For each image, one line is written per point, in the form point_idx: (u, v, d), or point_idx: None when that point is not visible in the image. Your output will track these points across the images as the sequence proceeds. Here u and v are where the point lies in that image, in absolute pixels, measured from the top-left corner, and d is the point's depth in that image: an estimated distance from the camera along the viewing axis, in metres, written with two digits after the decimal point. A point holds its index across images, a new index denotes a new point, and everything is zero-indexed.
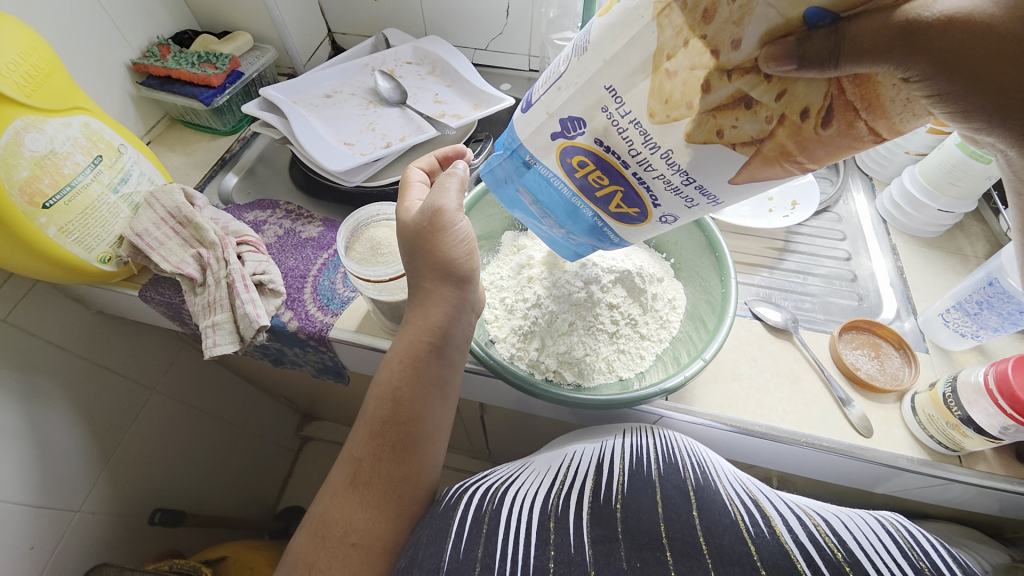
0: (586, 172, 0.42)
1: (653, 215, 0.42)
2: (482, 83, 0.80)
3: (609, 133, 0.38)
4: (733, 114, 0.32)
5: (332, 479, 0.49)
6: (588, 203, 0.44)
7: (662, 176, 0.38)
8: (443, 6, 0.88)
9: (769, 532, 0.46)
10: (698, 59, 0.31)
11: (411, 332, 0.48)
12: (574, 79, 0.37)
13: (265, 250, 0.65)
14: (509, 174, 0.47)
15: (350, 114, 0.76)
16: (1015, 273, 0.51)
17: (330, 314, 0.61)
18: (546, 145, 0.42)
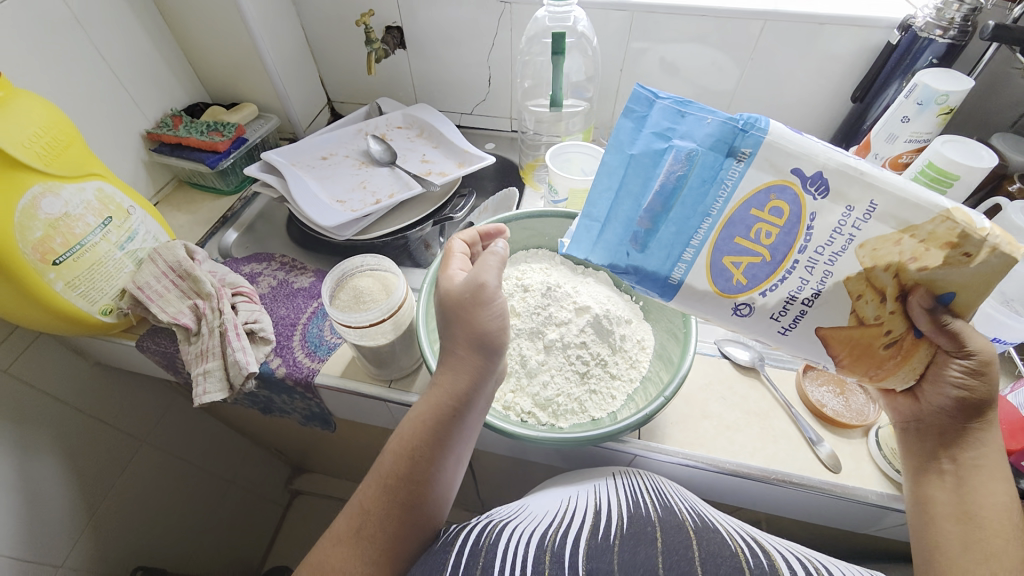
0: (764, 215, 0.41)
1: (738, 296, 0.44)
2: (465, 143, 0.87)
3: (828, 223, 0.40)
4: (868, 297, 0.40)
5: (336, 526, 0.49)
6: (711, 234, 0.43)
7: (806, 283, 0.42)
8: (432, 77, 0.97)
9: (768, 566, 0.48)
10: (901, 256, 0.38)
11: (448, 387, 0.48)
12: (875, 180, 0.37)
13: (258, 300, 0.69)
14: (689, 134, 0.41)
15: (343, 174, 0.82)
16: None
17: (317, 360, 0.64)
18: (775, 167, 0.39)
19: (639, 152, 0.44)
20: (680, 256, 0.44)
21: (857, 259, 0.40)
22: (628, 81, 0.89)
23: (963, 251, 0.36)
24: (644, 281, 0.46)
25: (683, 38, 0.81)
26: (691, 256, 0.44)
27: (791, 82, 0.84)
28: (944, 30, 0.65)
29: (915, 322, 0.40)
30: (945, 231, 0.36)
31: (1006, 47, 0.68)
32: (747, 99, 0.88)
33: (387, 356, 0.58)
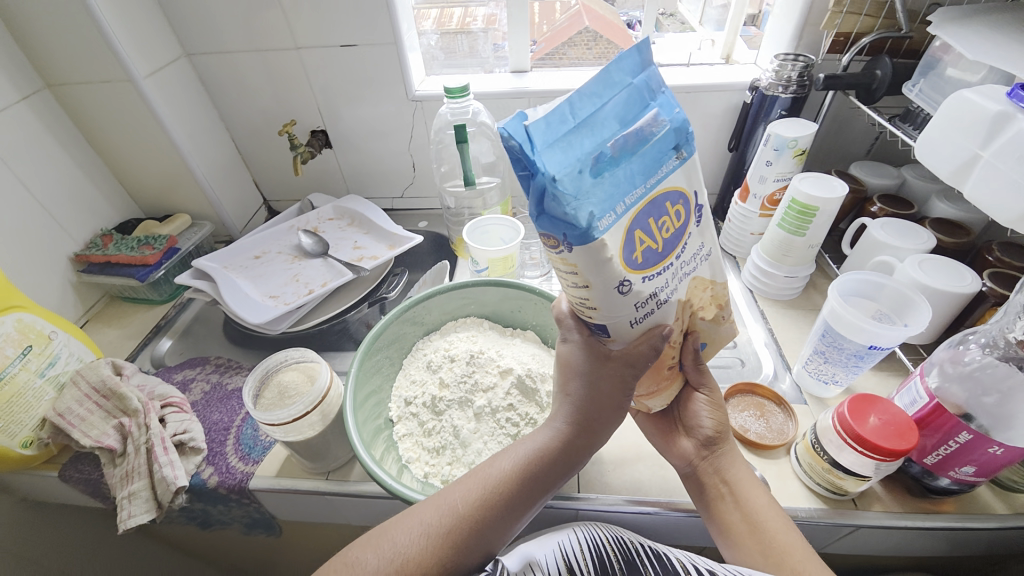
0: (673, 211, 0.39)
1: (632, 271, 0.37)
2: (393, 227, 0.92)
3: (690, 254, 0.42)
4: (679, 323, 0.45)
5: (423, 527, 0.44)
6: (639, 200, 0.36)
7: (662, 285, 0.40)
8: (359, 169, 1.05)
9: None
10: (700, 303, 0.46)
11: (596, 417, 0.48)
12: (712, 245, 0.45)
13: (190, 408, 0.69)
14: (658, 104, 0.37)
15: (276, 270, 0.85)
16: (837, 326, 0.58)
17: (251, 463, 0.63)
18: (690, 178, 0.39)
19: (627, 95, 0.36)
20: (607, 208, 0.34)
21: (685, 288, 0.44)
22: None
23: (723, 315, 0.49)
24: (555, 216, 0.33)
25: None
26: (613, 216, 0.35)
27: None
28: (787, 87, 0.77)
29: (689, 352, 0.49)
30: (721, 296, 0.47)
31: (840, 93, 0.79)
32: None
33: (319, 448, 0.58)
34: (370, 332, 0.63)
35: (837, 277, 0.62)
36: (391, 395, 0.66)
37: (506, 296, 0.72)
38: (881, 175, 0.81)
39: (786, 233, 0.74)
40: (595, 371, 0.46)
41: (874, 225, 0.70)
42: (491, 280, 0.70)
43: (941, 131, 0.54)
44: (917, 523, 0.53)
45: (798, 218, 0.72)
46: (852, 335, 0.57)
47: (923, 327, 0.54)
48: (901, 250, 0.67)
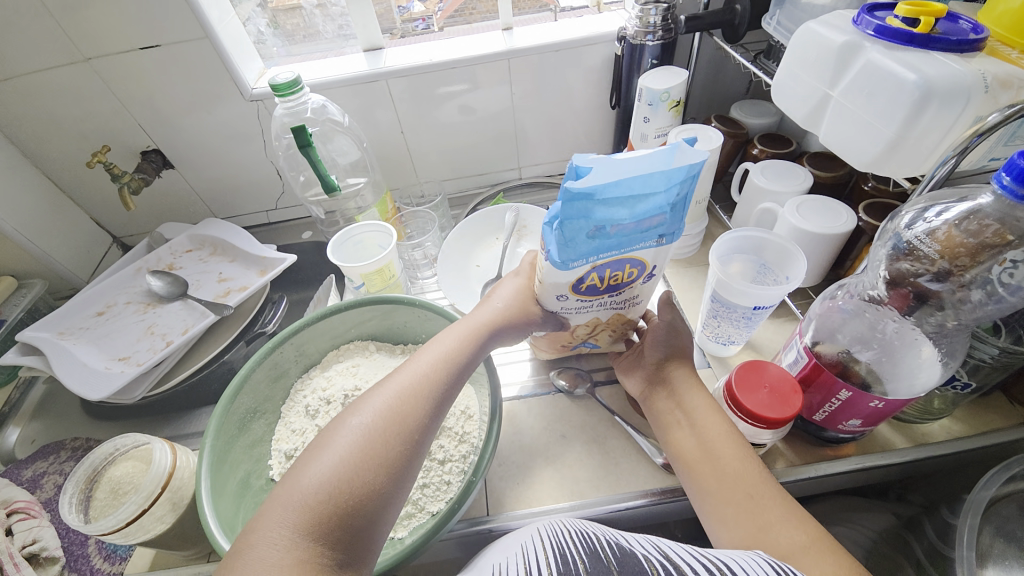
0: (626, 272, 0.50)
1: (569, 292, 0.50)
2: (262, 249, 0.81)
3: (625, 295, 0.54)
4: (584, 329, 0.58)
5: (392, 388, 0.47)
6: (612, 259, 0.47)
7: (573, 306, 0.53)
8: (216, 185, 0.91)
9: None
10: (614, 324, 0.58)
11: (509, 317, 0.55)
12: (647, 293, 0.55)
13: (41, 510, 0.58)
14: (672, 205, 0.44)
15: (125, 325, 0.73)
16: (723, 291, 0.56)
17: (119, 561, 0.56)
18: (658, 256, 0.49)
19: (666, 194, 0.43)
20: (580, 258, 0.46)
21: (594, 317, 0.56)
22: (415, 137, 0.89)
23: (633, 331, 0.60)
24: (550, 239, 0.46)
25: (448, 85, 0.83)
26: (581, 264, 0.47)
27: (555, 102, 0.88)
28: (653, 33, 0.71)
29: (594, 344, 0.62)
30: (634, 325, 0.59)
31: (706, 34, 0.75)
32: (528, 126, 0.91)
33: (186, 536, 0.50)
34: (228, 386, 0.55)
35: (719, 238, 0.59)
36: (271, 450, 0.59)
37: (387, 312, 0.65)
38: (760, 114, 0.79)
39: None
40: (513, 300, 0.57)
41: (754, 171, 0.68)
42: (364, 299, 0.63)
43: (793, 70, 0.50)
44: (820, 472, 0.52)
45: None
46: (737, 298, 0.55)
47: (802, 279, 0.53)
48: (780, 195, 0.65)
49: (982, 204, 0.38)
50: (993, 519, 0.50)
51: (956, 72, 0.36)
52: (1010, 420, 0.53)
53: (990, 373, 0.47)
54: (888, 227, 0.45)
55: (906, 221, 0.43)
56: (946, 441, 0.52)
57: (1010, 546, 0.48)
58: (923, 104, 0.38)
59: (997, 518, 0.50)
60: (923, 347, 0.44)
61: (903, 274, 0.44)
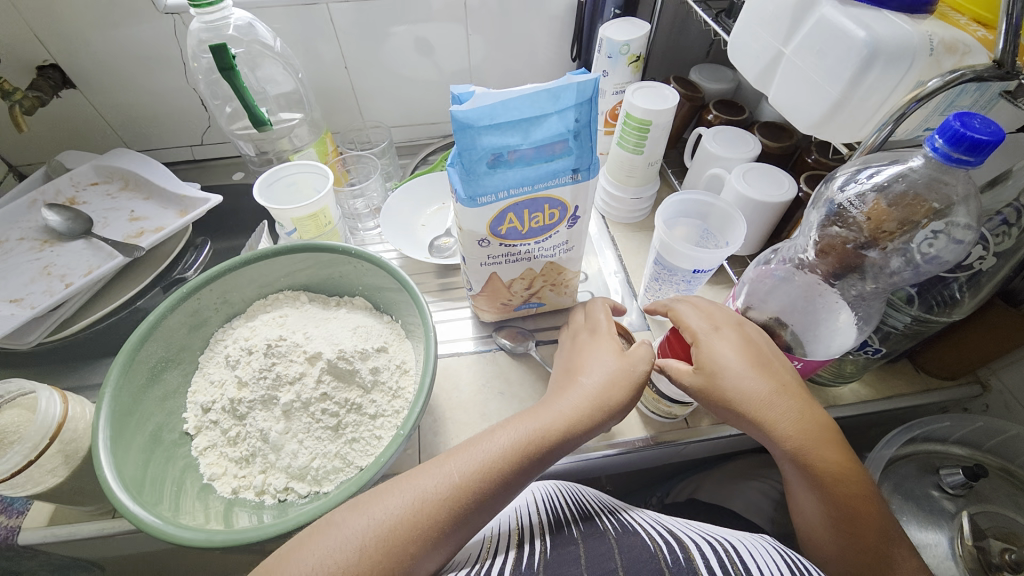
0: (544, 212, 0.51)
1: (488, 234, 0.51)
2: (182, 187, 0.73)
3: (555, 241, 0.55)
4: (520, 283, 0.59)
5: (448, 471, 0.42)
6: (523, 196, 0.48)
7: (504, 253, 0.54)
8: (129, 112, 0.81)
9: (685, 559, 0.39)
10: (548, 276, 0.60)
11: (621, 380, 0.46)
12: (577, 240, 0.56)
13: None
14: (576, 135, 0.45)
15: (17, 264, 0.65)
16: (664, 255, 0.56)
17: (14, 514, 0.51)
18: (574, 195, 0.50)
19: (560, 115, 0.43)
20: (487, 192, 0.46)
21: (528, 267, 0.57)
22: (361, 75, 0.82)
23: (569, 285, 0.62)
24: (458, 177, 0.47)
25: (398, 19, 0.76)
26: (491, 199, 0.47)
27: (514, 48, 0.83)
28: None
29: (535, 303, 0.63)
30: (570, 277, 0.61)
31: None
32: (485, 73, 0.86)
33: (87, 490, 0.46)
34: (134, 333, 0.50)
35: (666, 199, 0.58)
36: (186, 403, 0.54)
37: (321, 261, 0.61)
38: (718, 79, 0.78)
39: (626, 152, 0.68)
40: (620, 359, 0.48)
41: (707, 136, 0.68)
42: (294, 245, 0.58)
43: (750, 24, 0.49)
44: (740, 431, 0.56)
45: (636, 134, 0.66)
46: (678, 262, 0.55)
47: (740, 245, 0.53)
48: (728, 163, 0.66)
49: (912, 166, 0.39)
50: (894, 477, 0.54)
51: (903, 33, 0.36)
52: (914, 385, 0.57)
53: (898, 340, 0.50)
54: (822, 192, 0.46)
55: (839, 184, 0.43)
56: (856, 404, 0.56)
57: (905, 501, 0.53)
58: (868, 64, 0.37)
59: (898, 476, 0.54)
60: (842, 312, 0.46)
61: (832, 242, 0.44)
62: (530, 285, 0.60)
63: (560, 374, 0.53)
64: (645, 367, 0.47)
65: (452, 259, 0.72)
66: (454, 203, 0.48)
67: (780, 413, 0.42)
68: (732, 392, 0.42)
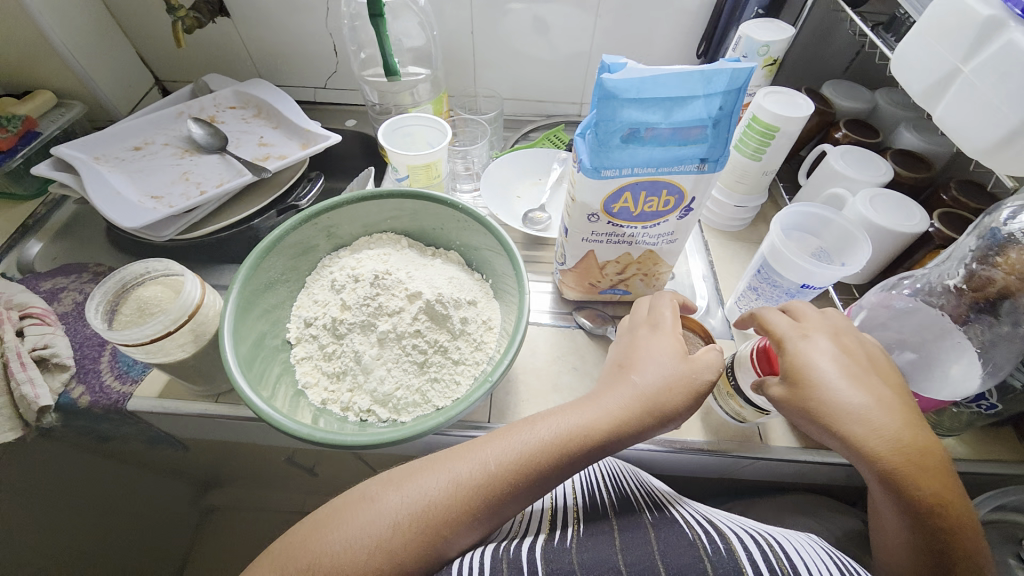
0: (660, 198, 0.51)
1: (600, 210, 0.52)
2: (308, 122, 0.79)
3: (661, 230, 0.55)
4: (613, 266, 0.60)
5: (483, 457, 0.43)
6: (645, 177, 0.48)
7: (607, 233, 0.55)
8: (270, 48, 0.87)
9: (726, 549, 0.40)
10: (641, 264, 0.59)
11: (675, 392, 0.45)
12: (682, 233, 0.56)
13: (55, 321, 0.59)
14: (714, 123, 0.44)
15: (161, 166, 0.71)
16: (771, 261, 0.55)
17: (129, 382, 0.56)
18: (694, 185, 0.50)
19: (707, 100, 0.43)
20: (613, 165, 0.46)
21: (625, 250, 0.57)
22: (484, 43, 0.84)
23: (659, 278, 0.62)
24: (585, 148, 0.47)
25: None
26: (614, 173, 0.47)
27: (639, 37, 0.83)
28: None
29: (620, 289, 0.63)
30: (662, 269, 0.60)
31: None
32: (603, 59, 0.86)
33: (202, 371, 0.52)
34: (261, 242, 0.55)
35: (784, 208, 0.56)
36: (290, 315, 0.59)
37: (427, 210, 0.64)
38: (852, 98, 0.74)
39: (742, 156, 0.67)
40: (679, 369, 0.46)
41: (833, 153, 0.65)
42: (409, 191, 0.61)
43: (924, 39, 0.46)
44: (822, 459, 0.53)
45: (757, 139, 0.64)
46: (785, 272, 0.54)
47: (858, 268, 0.51)
48: (855, 183, 0.63)
49: None
50: None
51: None
52: (1018, 454, 0.53)
53: (1017, 399, 0.46)
54: (981, 223, 0.44)
55: (1006, 214, 0.41)
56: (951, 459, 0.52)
57: None
58: None
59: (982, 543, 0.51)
60: (957, 363, 0.44)
61: (976, 275, 0.43)
62: (623, 270, 0.60)
63: (610, 368, 0.52)
64: (709, 376, 0.45)
65: (544, 234, 0.73)
66: (577, 172, 0.48)
67: (867, 429, 0.40)
68: (819, 402, 0.41)
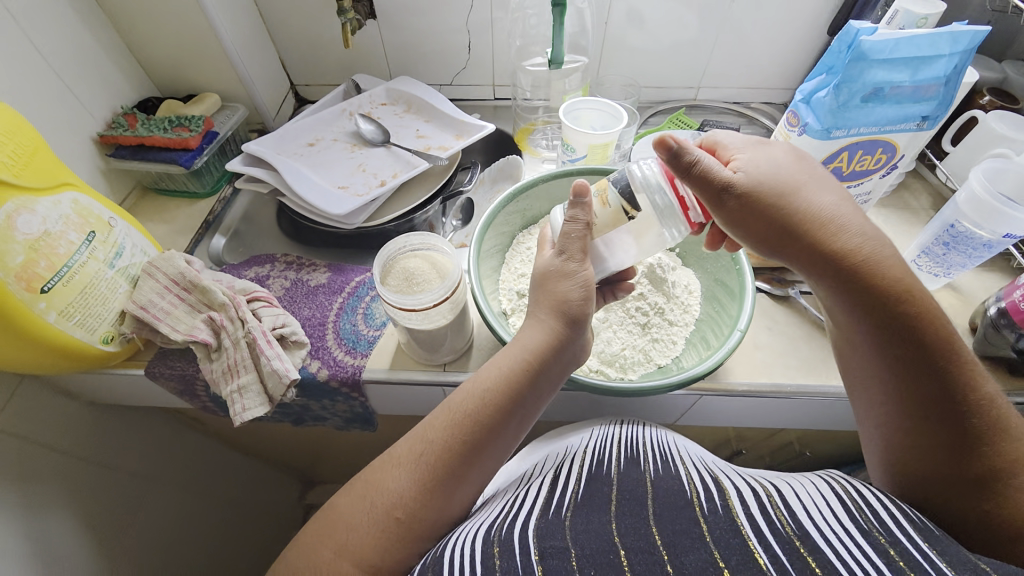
0: (874, 157, 0.53)
1: None
2: (460, 114, 0.82)
3: (863, 189, 0.58)
4: None
5: (429, 438, 0.45)
6: (871, 136, 0.51)
7: None
8: (406, 48, 0.91)
9: (723, 506, 0.45)
10: None
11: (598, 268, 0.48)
12: (877, 192, 0.59)
13: (278, 303, 0.63)
14: (948, 81, 0.48)
15: (336, 159, 0.76)
16: (969, 215, 0.58)
17: (359, 356, 0.60)
18: (909, 144, 0.53)
19: (949, 59, 0.46)
20: (846, 126, 0.50)
21: None
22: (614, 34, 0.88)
23: None
24: (813, 111, 0.51)
25: None
26: (843, 134, 0.50)
27: None
28: None
29: None
30: None
31: None
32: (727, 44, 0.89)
33: (432, 340, 0.56)
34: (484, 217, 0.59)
35: (976, 166, 0.60)
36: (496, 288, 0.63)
37: None
38: (987, 68, 0.77)
39: None
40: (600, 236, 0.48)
41: (988, 116, 0.68)
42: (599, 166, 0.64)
43: None
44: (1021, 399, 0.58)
45: None
46: (987, 226, 0.57)
47: None
48: (1016, 143, 0.66)
49: None
50: None
51: None
52: None
53: None
54: None
55: None
56: None
57: None
58: None
59: None
60: None
61: None
62: None
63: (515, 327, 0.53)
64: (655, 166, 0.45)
65: None
66: (803, 135, 0.52)
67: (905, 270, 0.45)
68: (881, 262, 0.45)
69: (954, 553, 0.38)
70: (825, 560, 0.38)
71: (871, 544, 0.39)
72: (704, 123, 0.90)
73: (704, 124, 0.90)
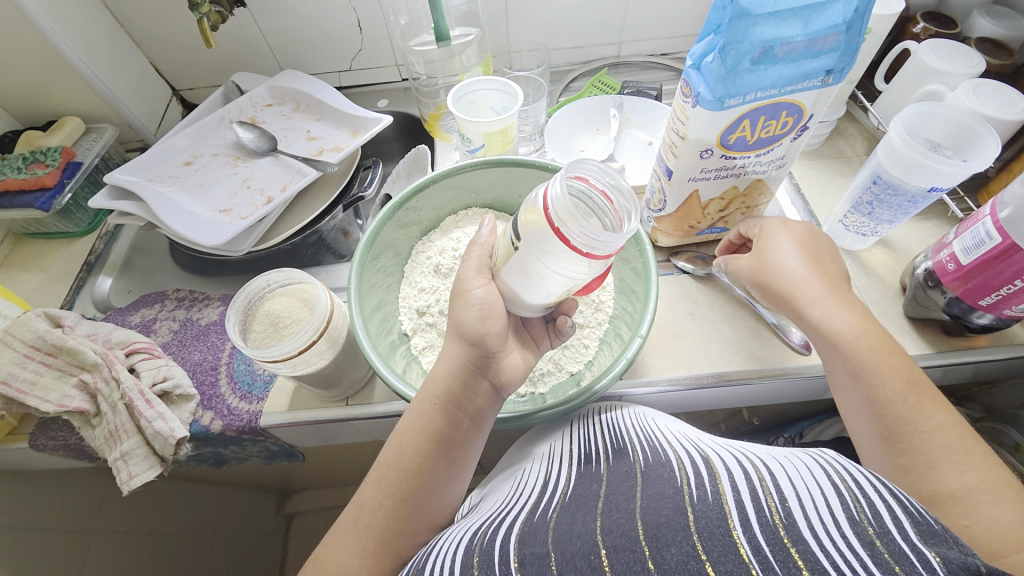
0: (781, 120, 0.48)
1: (716, 144, 0.49)
2: (353, 108, 0.74)
3: (779, 153, 0.52)
4: (714, 203, 0.57)
5: (360, 499, 0.44)
6: (770, 99, 0.45)
7: (718, 169, 0.52)
8: (289, 36, 0.81)
9: (713, 492, 0.34)
10: (741, 197, 0.57)
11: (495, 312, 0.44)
12: (794, 154, 0.53)
13: (162, 352, 0.58)
14: (848, 26, 0.41)
15: (217, 177, 0.69)
16: (891, 167, 0.53)
17: (255, 400, 0.56)
18: (815, 102, 0.47)
19: (844, 3, 0.40)
20: (739, 93, 0.44)
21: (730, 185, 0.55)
22: None
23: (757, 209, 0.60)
24: (703, 78, 0.45)
25: None
26: (739, 101, 0.44)
27: None
28: None
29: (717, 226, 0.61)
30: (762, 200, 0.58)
31: None
32: None
33: (329, 377, 0.51)
34: (364, 236, 0.53)
35: (900, 111, 0.54)
36: (399, 307, 0.60)
37: (512, 176, 0.61)
38: None
39: None
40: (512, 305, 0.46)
41: (923, 48, 0.61)
42: (493, 159, 0.58)
43: None
44: (955, 358, 0.55)
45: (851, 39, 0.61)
46: (908, 177, 0.52)
47: (990, 161, 0.49)
48: (951, 77, 0.60)
49: None
50: None
51: None
52: None
53: None
54: None
55: None
56: None
57: None
58: None
59: None
60: None
61: None
62: (726, 207, 0.58)
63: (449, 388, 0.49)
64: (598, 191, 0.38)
65: None
66: (696, 106, 0.46)
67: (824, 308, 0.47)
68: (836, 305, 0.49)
69: (953, 554, 0.28)
70: (813, 557, 0.28)
71: (855, 535, 0.30)
72: (626, 84, 0.82)
73: (626, 85, 0.82)
